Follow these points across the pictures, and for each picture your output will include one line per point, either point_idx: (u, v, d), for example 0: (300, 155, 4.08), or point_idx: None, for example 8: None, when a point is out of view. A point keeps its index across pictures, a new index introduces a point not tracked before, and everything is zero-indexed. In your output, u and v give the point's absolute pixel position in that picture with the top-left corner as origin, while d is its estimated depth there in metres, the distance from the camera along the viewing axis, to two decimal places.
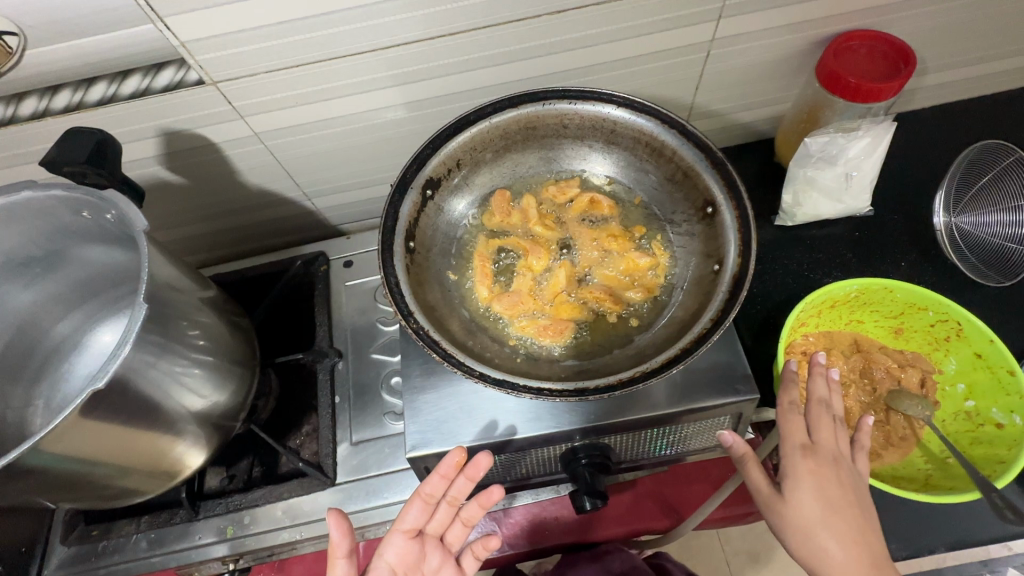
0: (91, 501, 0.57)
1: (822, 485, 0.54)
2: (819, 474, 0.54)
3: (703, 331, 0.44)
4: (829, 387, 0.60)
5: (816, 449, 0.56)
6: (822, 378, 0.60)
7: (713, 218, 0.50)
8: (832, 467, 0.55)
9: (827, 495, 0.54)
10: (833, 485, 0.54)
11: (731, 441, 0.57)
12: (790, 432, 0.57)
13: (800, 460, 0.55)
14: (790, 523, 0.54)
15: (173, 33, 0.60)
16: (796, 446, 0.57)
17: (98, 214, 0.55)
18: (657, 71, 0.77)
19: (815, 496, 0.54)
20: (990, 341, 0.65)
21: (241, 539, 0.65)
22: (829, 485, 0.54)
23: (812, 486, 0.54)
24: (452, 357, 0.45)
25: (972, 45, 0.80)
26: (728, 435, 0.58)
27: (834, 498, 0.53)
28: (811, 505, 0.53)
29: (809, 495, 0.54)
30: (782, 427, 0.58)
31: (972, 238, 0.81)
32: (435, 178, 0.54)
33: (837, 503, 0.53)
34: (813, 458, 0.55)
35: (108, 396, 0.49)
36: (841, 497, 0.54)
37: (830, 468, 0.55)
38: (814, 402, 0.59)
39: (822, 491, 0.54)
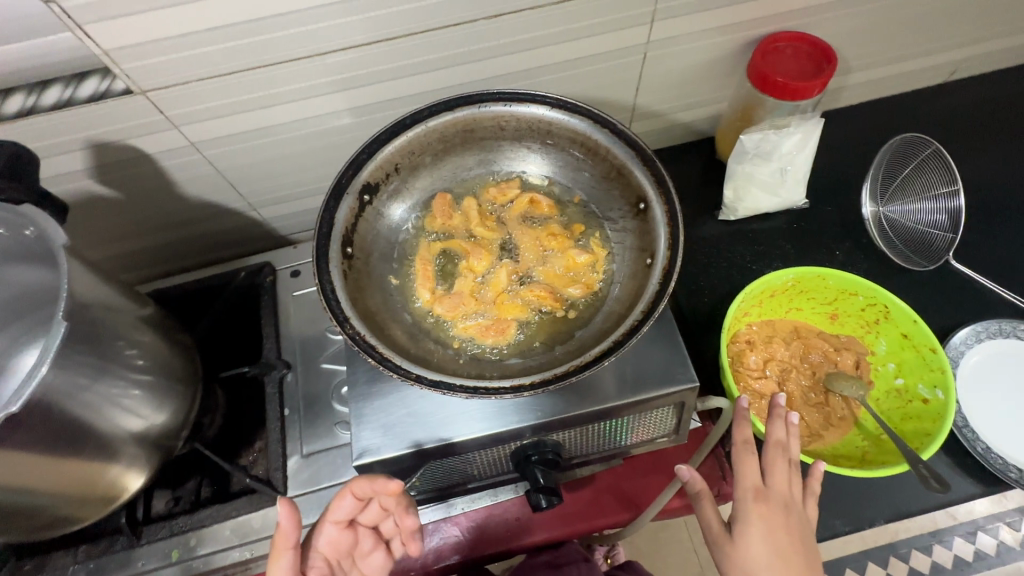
0: (19, 533, 0.54)
1: (770, 530, 0.55)
2: (769, 519, 0.56)
3: (636, 322, 0.46)
4: (787, 432, 0.61)
5: (768, 494, 0.57)
6: (781, 422, 0.61)
7: (646, 213, 0.52)
8: (782, 513, 0.56)
9: (774, 540, 0.54)
10: (782, 533, 0.55)
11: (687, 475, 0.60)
12: (745, 475, 0.59)
13: (752, 503, 0.57)
14: (735, 565, 0.55)
15: (95, 41, 0.58)
16: (749, 490, 0.58)
17: (16, 230, 0.52)
18: (598, 74, 0.79)
19: (764, 542, 0.55)
20: (914, 322, 0.69)
21: (188, 563, 0.63)
22: (777, 532, 0.55)
23: (762, 530, 0.55)
24: (390, 361, 0.45)
25: (889, 46, 0.86)
26: (686, 471, 0.60)
27: (781, 544, 0.54)
28: (759, 550, 0.54)
29: (759, 539, 0.55)
30: (738, 469, 0.60)
31: (897, 226, 0.86)
32: (372, 183, 0.54)
33: (783, 550, 0.54)
34: (765, 503, 0.57)
35: (30, 420, 0.46)
36: (789, 545, 0.54)
37: (779, 513, 0.56)
38: (771, 445, 0.60)
39: (770, 536, 0.55)
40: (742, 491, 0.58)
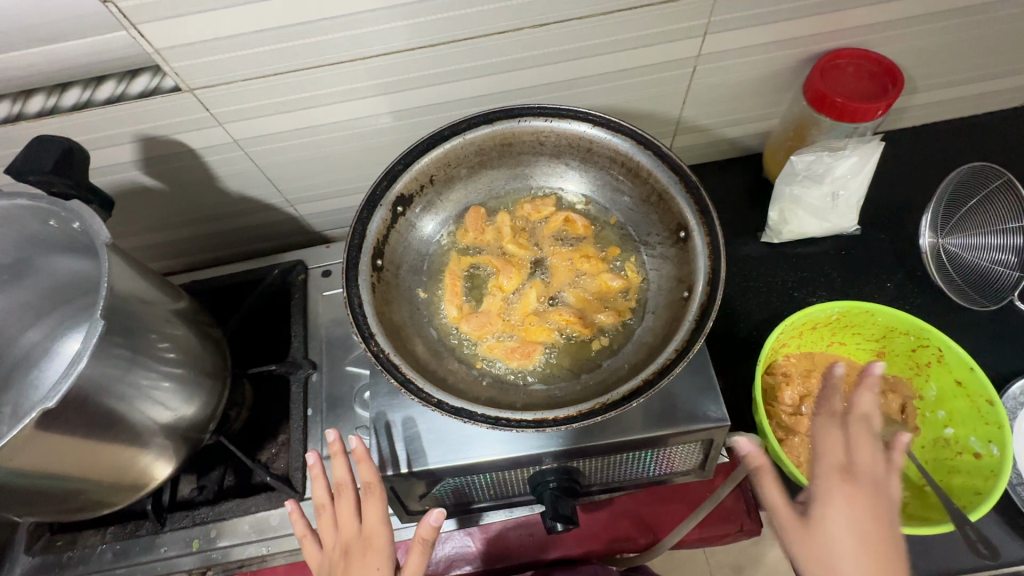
0: (54, 514, 0.56)
1: (855, 512, 0.50)
2: (853, 500, 0.50)
3: (668, 360, 0.44)
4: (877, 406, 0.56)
5: (855, 475, 0.52)
6: (871, 395, 0.56)
7: (686, 242, 0.50)
8: (869, 494, 0.51)
9: (858, 524, 0.49)
10: (866, 516, 0.50)
11: (747, 449, 0.56)
12: (828, 451, 0.54)
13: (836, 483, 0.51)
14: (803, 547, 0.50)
15: (147, 40, 0.59)
16: (833, 467, 0.53)
17: (64, 224, 0.54)
18: (643, 85, 0.76)
19: (845, 522, 0.50)
20: (970, 369, 0.64)
21: (208, 553, 0.64)
22: (862, 515, 0.50)
23: (844, 513, 0.50)
24: (411, 382, 0.45)
25: (963, 66, 0.80)
26: (746, 443, 0.56)
27: (866, 530, 0.49)
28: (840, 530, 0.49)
29: (840, 520, 0.50)
30: (818, 443, 0.55)
31: (958, 260, 0.80)
32: (406, 195, 0.54)
33: (869, 535, 0.49)
34: (851, 483, 0.52)
35: (66, 412, 0.48)
36: (875, 530, 0.49)
37: (867, 495, 0.51)
38: (855, 418, 0.55)
39: (852, 518, 0.50)
40: (824, 468, 0.53)
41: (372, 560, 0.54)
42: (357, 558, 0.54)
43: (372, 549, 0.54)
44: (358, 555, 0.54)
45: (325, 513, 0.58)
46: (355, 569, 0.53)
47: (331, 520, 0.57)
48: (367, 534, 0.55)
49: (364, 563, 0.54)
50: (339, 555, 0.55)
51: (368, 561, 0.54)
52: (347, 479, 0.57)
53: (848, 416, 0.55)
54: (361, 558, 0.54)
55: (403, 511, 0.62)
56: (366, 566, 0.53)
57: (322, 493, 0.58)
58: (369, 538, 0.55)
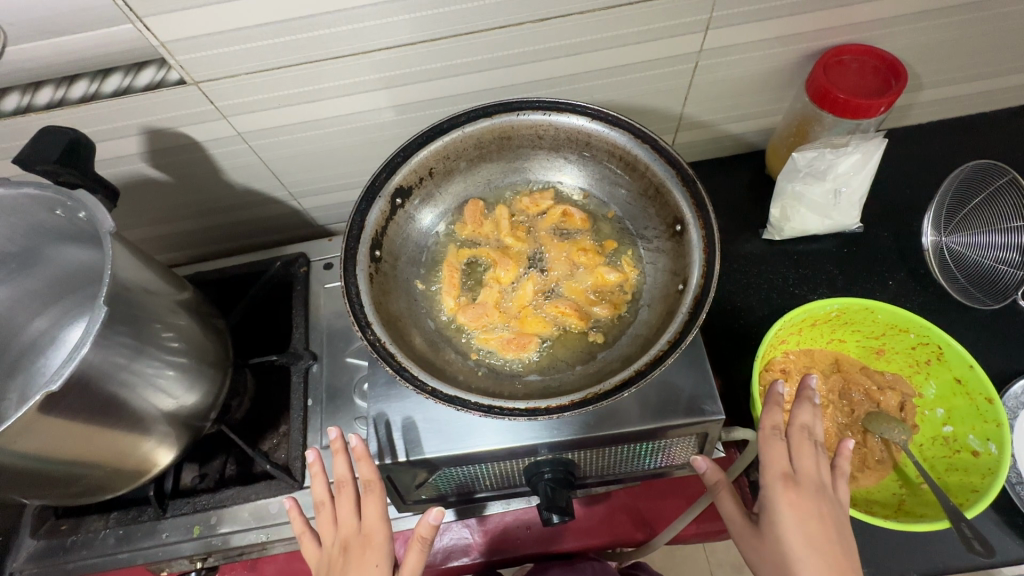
0: (59, 497, 0.58)
1: (802, 518, 0.52)
2: (798, 507, 0.53)
3: (661, 352, 0.44)
4: (816, 413, 0.58)
5: (798, 480, 0.54)
6: (809, 403, 0.58)
7: (682, 236, 0.50)
8: (813, 500, 0.53)
9: (806, 528, 0.51)
10: (812, 521, 0.52)
11: (704, 467, 0.58)
12: (771, 460, 0.55)
13: (780, 492, 0.53)
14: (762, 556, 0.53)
15: (153, 33, 0.60)
16: (777, 476, 0.54)
17: (70, 213, 0.55)
18: (645, 81, 0.76)
19: (796, 531, 0.52)
20: (970, 366, 0.64)
21: (208, 539, 0.65)
22: (808, 520, 0.52)
23: (790, 520, 0.52)
24: (407, 371, 0.45)
25: (969, 63, 0.79)
26: (701, 460, 0.58)
27: (813, 534, 0.51)
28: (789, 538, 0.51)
29: (789, 528, 0.52)
30: (763, 453, 0.56)
31: (961, 259, 0.80)
32: (404, 187, 0.54)
33: (818, 539, 0.51)
34: (795, 490, 0.53)
35: (68, 396, 0.49)
36: (821, 533, 0.51)
37: (811, 500, 0.53)
38: (796, 427, 0.57)
39: (801, 524, 0.52)
40: (767, 476, 0.55)
41: (370, 558, 0.54)
42: (356, 555, 0.55)
43: (371, 546, 0.55)
44: (358, 552, 0.55)
45: (325, 510, 0.59)
46: (354, 566, 0.54)
47: (330, 517, 0.58)
48: (367, 531, 0.56)
49: (362, 560, 0.54)
50: (338, 551, 0.56)
51: (366, 559, 0.54)
52: (347, 476, 0.58)
53: (790, 427, 0.57)
54: (360, 555, 0.55)
55: (399, 501, 0.62)
56: (365, 562, 0.54)
57: (322, 491, 0.59)
58: (369, 535, 0.56)
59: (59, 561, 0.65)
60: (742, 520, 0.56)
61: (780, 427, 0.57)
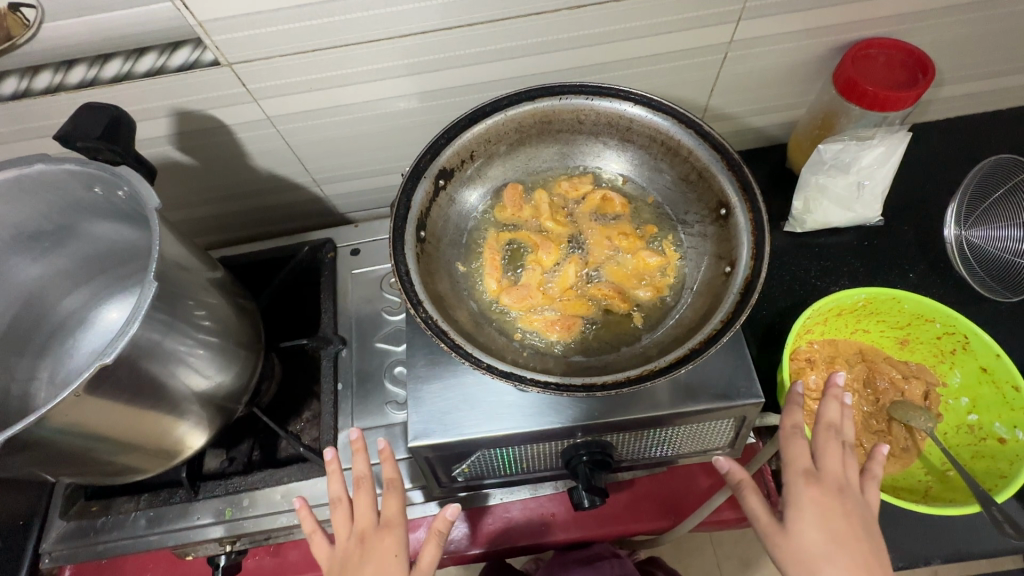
0: (93, 476, 0.57)
1: (827, 514, 0.52)
2: (822, 504, 0.53)
3: (714, 331, 0.44)
4: (842, 414, 0.58)
5: (821, 477, 0.55)
6: (835, 403, 0.59)
7: (727, 220, 0.50)
8: (836, 498, 0.53)
9: (830, 524, 0.52)
10: (836, 517, 0.52)
11: (727, 466, 0.57)
12: (793, 458, 0.56)
13: (804, 487, 0.54)
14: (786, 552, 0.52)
15: (191, 12, 0.59)
16: (798, 473, 0.55)
17: (110, 190, 0.54)
18: (673, 71, 0.77)
19: (819, 527, 0.52)
20: (996, 356, 0.65)
21: (239, 522, 0.65)
22: (832, 516, 0.52)
23: (814, 516, 0.52)
24: (459, 348, 0.45)
25: (991, 59, 0.80)
26: (724, 460, 0.58)
27: (836, 530, 0.51)
28: (813, 534, 0.51)
29: (812, 524, 0.52)
30: (786, 452, 0.57)
31: (982, 252, 0.81)
32: (448, 168, 0.54)
33: (842, 535, 0.51)
34: (818, 487, 0.54)
35: (112, 372, 0.48)
36: (847, 530, 0.51)
37: (836, 498, 0.53)
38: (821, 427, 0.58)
39: (824, 519, 0.52)
40: (790, 473, 0.55)
41: (390, 545, 0.55)
42: (373, 542, 0.55)
43: (389, 538, 0.55)
44: (375, 544, 0.55)
45: (341, 508, 0.58)
46: (371, 557, 0.54)
47: (346, 515, 0.58)
48: (384, 525, 0.56)
49: (381, 551, 0.54)
50: (354, 540, 0.56)
51: (386, 547, 0.54)
52: (365, 475, 0.59)
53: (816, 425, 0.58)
54: (377, 547, 0.55)
55: (434, 484, 0.63)
56: (383, 554, 0.54)
57: (339, 487, 0.58)
58: (389, 522, 0.56)
59: (89, 542, 0.65)
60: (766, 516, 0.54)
61: (800, 427, 0.58)
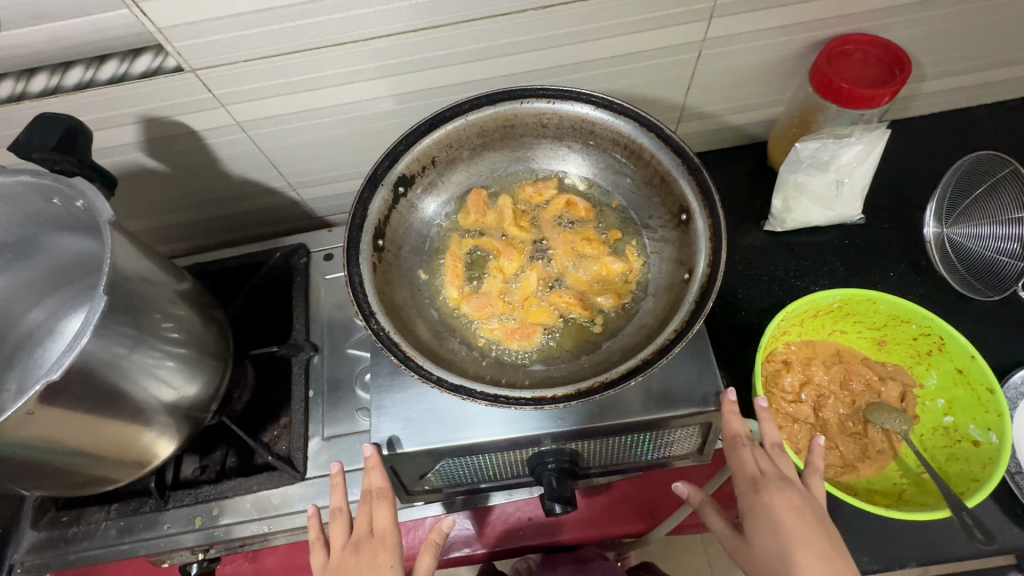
0: (58, 488, 0.57)
1: (778, 514, 0.52)
2: (775, 505, 0.52)
3: (668, 341, 0.44)
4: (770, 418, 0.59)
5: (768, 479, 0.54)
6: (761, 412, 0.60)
7: (688, 225, 0.49)
8: (787, 495, 0.52)
9: (788, 523, 0.51)
10: (792, 515, 0.51)
11: (684, 491, 0.59)
12: (739, 468, 0.55)
13: (754, 494, 0.53)
14: (758, 565, 0.52)
15: (150, 19, 0.58)
16: (747, 482, 0.55)
17: (68, 201, 0.54)
18: (647, 70, 0.76)
19: (777, 529, 0.51)
20: (972, 357, 0.64)
21: (210, 530, 0.65)
22: (788, 514, 0.51)
23: (770, 520, 0.51)
24: (412, 360, 0.44)
25: (972, 53, 0.79)
26: (682, 487, 0.59)
27: (795, 528, 0.50)
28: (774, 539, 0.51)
29: (769, 528, 0.51)
30: (732, 465, 0.56)
31: (963, 250, 0.80)
32: (407, 175, 0.53)
33: (801, 531, 0.50)
34: (767, 489, 0.53)
35: (68, 386, 0.48)
36: (800, 524, 0.51)
37: (787, 496, 0.52)
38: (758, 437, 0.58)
39: (780, 520, 0.51)
40: (738, 482, 0.55)
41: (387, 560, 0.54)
42: (368, 557, 0.55)
43: (384, 548, 0.55)
44: (370, 555, 0.55)
45: (339, 517, 0.58)
46: (365, 567, 0.54)
47: (343, 524, 0.58)
48: (379, 535, 0.56)
49: (377, 562, 0.54)
50: (350, 553, 0.55)
51: (383, 562, 0.54)
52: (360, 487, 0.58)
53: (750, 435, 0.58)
54: (371, 557, 0.54)
55: (403, 492, 0.62)
56: (378, 564, 0.54)
57: (340, 497, 0.59)
58: (385, 536, 0.56)
59: (61, 552, 0.65)
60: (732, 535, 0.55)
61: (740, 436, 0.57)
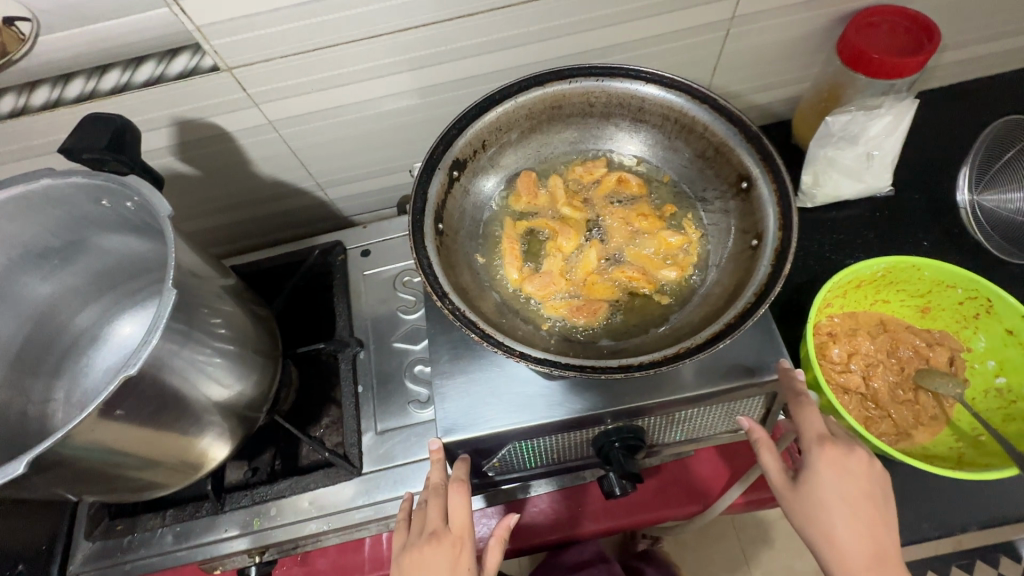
0: (116, 494, 0.56)
1: (841, 476, 0.51)
2: (836, 466, 0.51)
3: (747, 305, 0.43)
4: None
5: (837, 439, 0.53)
6: None
7: (749, 192, 0.49)
8: (852, 459, 0.52)
9: (844, 485, 0.51)
10: (851, 478, 0.51)
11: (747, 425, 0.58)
12: (806, 423, 0.54)
13: (818, 452, 0.52)
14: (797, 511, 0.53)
15: (189, 17, 0.58)
16: (813, 438, 0.53)
17: (117, 202, 0.53)
18: (675, 51, 0.76)
19: (833, 489, 0.51)
20: (1021, 317, 0.64)
21: (267, 532, 0.64)
22: (847, 477, 0.51)
23: (828, 478, 0.51)
24: (490, 337, 0.44)
25: (993, 21, 0.79)
26: (746, 420, 0.58)
27: (851, 492, 0.51)
28: (826, 496, 0.51)
29: (826, 486, 0.51)
30: (796, 417, 0.54)
31: (995, 216, 0.80)
32: (461, 159, 0.53)
33: (856, 496, 0.50)
34: (832, 450, 0.52)
35: (133, 384, 0.47)
36: (859, 489, 0.51)
37: (852, 459, 0.52)
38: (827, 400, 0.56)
39: (839, 480, 0.51)
40: (804, 438, 0.54)
41: (464, 557, 0.53)
42: (445, 552, 0.52)
43: (463, 544, 0.53)
44: (450, 550, 0.52)
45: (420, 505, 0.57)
46: (444, 562, 0.52)
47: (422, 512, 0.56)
48: (457, 530, 0.54)
49: (456, 558, 0.52)
50: (426, 544, 0.52)
51: (461, 558, 0.52)
52: (437, 481, 0.56)
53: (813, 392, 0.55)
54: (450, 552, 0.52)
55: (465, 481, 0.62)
56: (457, 560, 0.52)
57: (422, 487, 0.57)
58: (462, 533, 0.53)
59: (117, 562, 0.64)
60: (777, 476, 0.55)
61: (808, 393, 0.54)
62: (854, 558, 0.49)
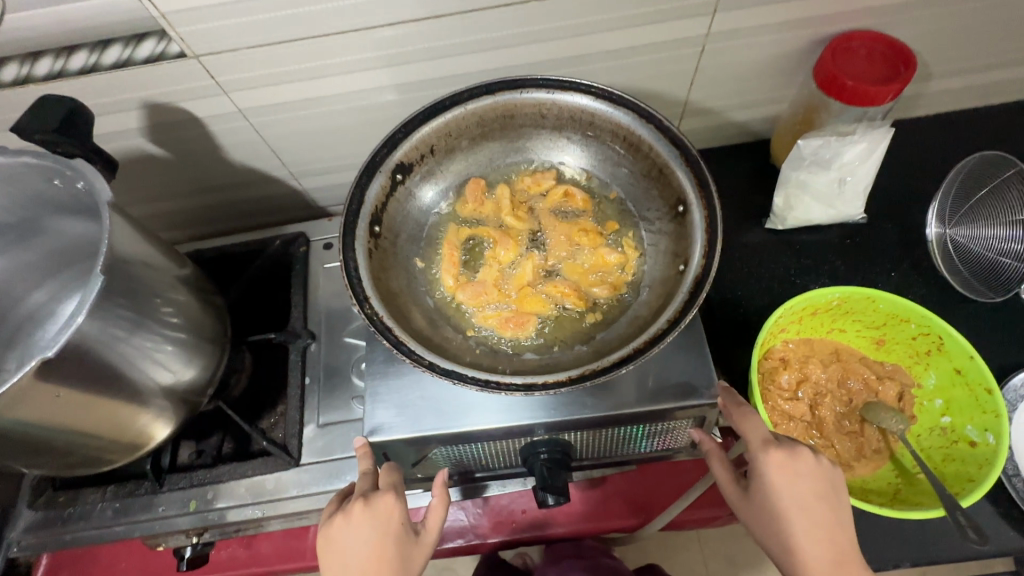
0: (55, 468, 0.57)
1: (794, 480, 0.49)
2: (787, 469, 0.50)
3: (661, 330, 0.44)
4: None
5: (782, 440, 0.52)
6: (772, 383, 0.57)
7: (684, 217, 0.49)
8: (801, 460, 0.50)
9: (796, 489, 0.49)
10: (802, 480, 0.49)
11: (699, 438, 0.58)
12: (749, 430, 0.53)
13: (765, 457, 0.51)
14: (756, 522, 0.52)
15: (154, 3, 0.59)
16: (759, 444, 0.52)
17: (67, 183, 0.54)
18: (649, 64, 0.75)
19: (785, 494, 0.49)
20: (970, 357, 0.63)
21: (205, 514, 0.65)
22: (797, 480, 0.49)
23: (778, 483, 0.50)
24: (404, 345, 0.45)
25: (980, 52, 0.78)
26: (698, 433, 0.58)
27: (803, 495, 0.49)
28: (779, 502, 0.49)
29: (777, 492, 0.49)
30: (740, 427, 0.54)
31: (966, 251, 0.79)
32: (405, 163, 0.54)
33: (808, 498, 0.49)
34: (780, 453, 0.50)
35: (65, 365, 0.48)
36: (812, 492, 0.49)
37: (800, 461, 0.50)
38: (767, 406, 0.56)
39: (790, 484, 0.49)
40: (750, 446, 0.53)
41: (394, 512, 0.52)
42: (374, 507, 0.52)
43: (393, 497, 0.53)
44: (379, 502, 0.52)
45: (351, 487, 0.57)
46: (373, 514, 0.51)
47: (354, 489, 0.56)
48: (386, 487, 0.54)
49: (386, 508, 0.52)
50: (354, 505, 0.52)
51: (391, 509, 0.52)
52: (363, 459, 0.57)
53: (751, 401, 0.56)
54: (379, 505, 0.52)
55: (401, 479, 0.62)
56: (387, 511, 0.52)
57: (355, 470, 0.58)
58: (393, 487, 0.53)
59: (57, 531, 0.66)
60: (733, 488, 0.54)
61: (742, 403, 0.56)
62: (815, 565, 0.47)
